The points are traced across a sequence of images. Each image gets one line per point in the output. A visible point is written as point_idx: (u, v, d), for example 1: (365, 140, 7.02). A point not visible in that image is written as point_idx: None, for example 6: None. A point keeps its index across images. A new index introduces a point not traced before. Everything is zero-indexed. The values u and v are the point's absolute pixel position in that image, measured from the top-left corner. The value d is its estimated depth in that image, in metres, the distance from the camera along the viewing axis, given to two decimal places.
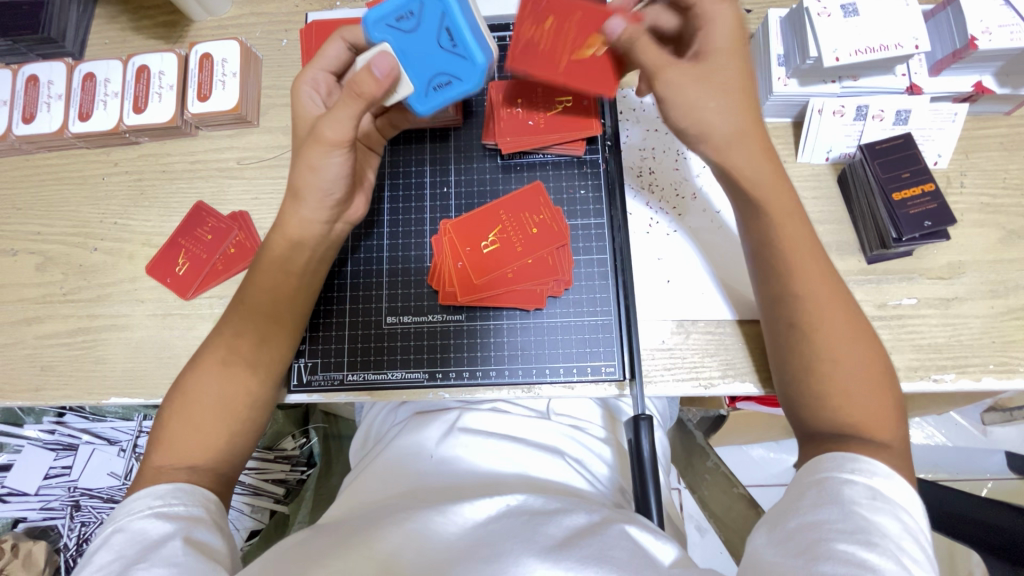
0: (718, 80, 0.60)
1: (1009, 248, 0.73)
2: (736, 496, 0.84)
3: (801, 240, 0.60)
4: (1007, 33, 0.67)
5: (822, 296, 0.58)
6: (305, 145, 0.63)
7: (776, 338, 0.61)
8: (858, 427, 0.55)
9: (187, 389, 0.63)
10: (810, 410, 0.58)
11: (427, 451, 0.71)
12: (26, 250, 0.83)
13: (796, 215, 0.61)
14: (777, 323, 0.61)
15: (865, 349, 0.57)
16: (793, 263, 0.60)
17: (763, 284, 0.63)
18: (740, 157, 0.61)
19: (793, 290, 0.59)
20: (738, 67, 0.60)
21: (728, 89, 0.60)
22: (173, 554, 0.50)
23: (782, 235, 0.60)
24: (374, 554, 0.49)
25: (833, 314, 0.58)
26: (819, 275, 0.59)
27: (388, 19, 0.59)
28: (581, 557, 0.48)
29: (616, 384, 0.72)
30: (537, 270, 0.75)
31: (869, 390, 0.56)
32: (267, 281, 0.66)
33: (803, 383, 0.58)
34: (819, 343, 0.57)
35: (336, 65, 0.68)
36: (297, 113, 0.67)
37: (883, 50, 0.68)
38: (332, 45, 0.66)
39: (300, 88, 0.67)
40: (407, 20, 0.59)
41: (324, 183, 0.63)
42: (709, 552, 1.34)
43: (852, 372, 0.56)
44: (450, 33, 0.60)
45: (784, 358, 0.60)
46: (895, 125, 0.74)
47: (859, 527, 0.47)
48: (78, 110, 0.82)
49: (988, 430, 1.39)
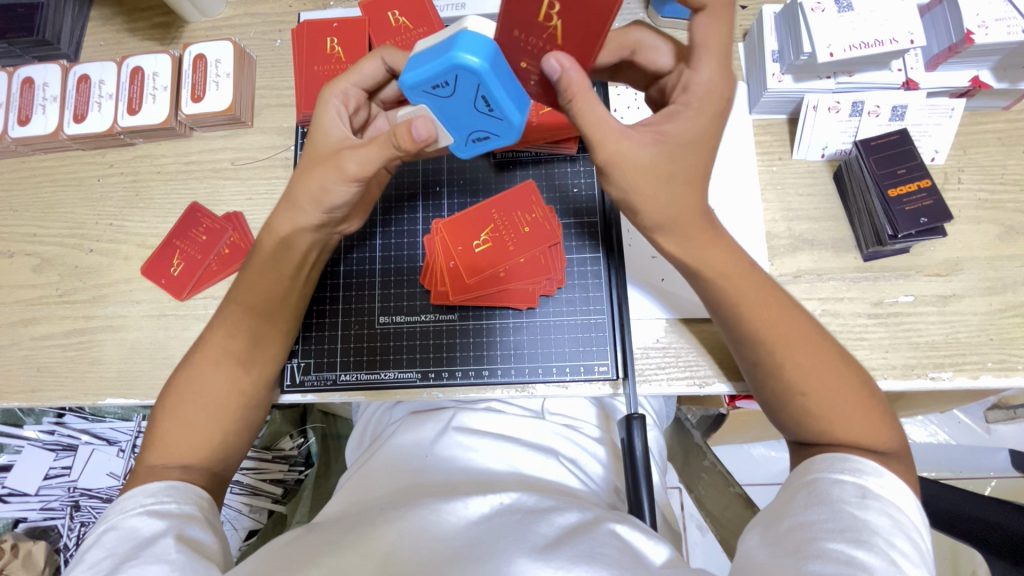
0: (667, 163, 0.54)
1: (1007, 244, 0.73)
2: (732, 496, 0.83)
3: (756, 289, 0.58)
4: (1004, 27, 0.67)
5: (784, 334, 0.57)
6: (318, 162, 0.62)
7: (748, 374, 0.60)
8: (851, 444, 0.53)
9: (179, 388, 0.63)
10: (797, 426, 0.56)
11: (421, 451, 0.71)
12: (24, 251, 0.83)
13: (743, 272, 0.58)
14: (748, 364, 0.59)
15: (841, 371, 0.56)
16: (747, 310, 0.58)
17: (725, 328, 0.60)
18: (674, 240, 0.57)
19: (752, 333, 0.58)
20: (694, 155, 0.55)
21: (676, 174, 0.54)
22: (165, 551, 0.50)
23: (737, 290, 0.58)
24: (368, 552, 0.49)
25: (800, 343, 0.56)
26: (777, 302, 0.58)
27: (424, 86, 0.53)
28: (572, 556, 0.48)
29: (610, 384, 0.72)
30: (530, 270, 0.74)
31: (853, 409, 0.54)
32: (259, 283, 0.66)
33: (785, 408, 0.57)
34: (793, 378, 0.56)
35: (369, 83, 0.66)
36: (319, 123, 0.64)
37: (877, 46, 0.67)
38: (371, 63, 0.65)
39: (328, 99, 0.64)
40: (443, 88, 0.53)
41: (330, 205, 0.62)
42: (708, 552, 1.33)
43: (830, 393, 0.55)
44: (487, 101, 0.54)
45: (759, 391, 0.58)
46: (891, 121, 0.73)
47: (849, 524, 0.47)
48: (73, 112, 0.82)
49: (992, 428, 1.38)
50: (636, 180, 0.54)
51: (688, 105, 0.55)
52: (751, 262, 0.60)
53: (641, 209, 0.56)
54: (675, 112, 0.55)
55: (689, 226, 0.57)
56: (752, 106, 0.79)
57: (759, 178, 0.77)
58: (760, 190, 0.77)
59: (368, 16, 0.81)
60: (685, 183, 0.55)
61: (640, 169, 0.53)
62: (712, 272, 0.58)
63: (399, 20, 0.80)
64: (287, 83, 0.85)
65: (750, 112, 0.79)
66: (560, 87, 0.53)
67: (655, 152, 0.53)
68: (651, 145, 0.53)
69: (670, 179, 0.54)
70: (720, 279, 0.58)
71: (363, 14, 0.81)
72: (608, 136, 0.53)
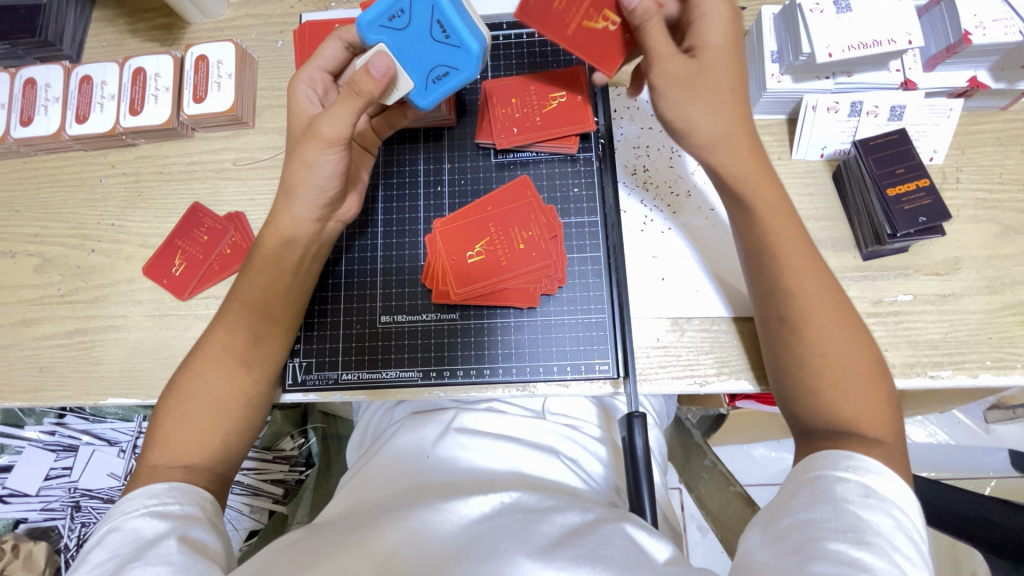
0: (710, 72, 0.60)
1: (1005, 244, 0.73)
2: (732, 495, 0.84)
3: (793, 235, 0.60)
4: (1001, 27, 0.67)
5: (814, 293, 0.58)
6: (300, 142, 0.63)
7: (769, 333, 0.61)
8: (852, 422, 0.54)
9: (181, 387, 0.63)
10: (803, 401, 0.58)
11: (422, 451, 0.71)
12: (25, 251, 0.83)
13: (784, 208, 0.61)
14: (770, 320, 0.61)
15: (857, 341, 0.57)
16: (781, 254, 0.60)
17: (753, 276, 0.63)
18: (725, 154, 0.61)
19: (783, 281, 0.59)
20: (732, 60, 0.60)
21: (719, 84, 0.60)
22: (167, 553, 0.50)
23: (773, 229, 0.60)
24: (370, 552, 0.49)
25: (826, 305, 0.58)
26: (807, 258, 0.60)
27: (381, 20, 0.61)
28: (575, 557, 0.48)
29: (611, 383, 0.73)
30: (533, 265, 0.74)
31: (861, 385, 0.56)
32: (260, 280, 0.66)
33: (795, 379, 0.58)
34: (811, 341, 0.57)
35: (333, 65, 0.67)
36: (293, 111, 0.67)
37: (876, 46, 0.68)
38: (330, 46, 0.66)
39: (296, 86, 0.67)
40: (399, 19, 0.60)
41: (319, 181, 0.63)
42: (709, 552, 1.34)
43: (845, 367, 0.56)
44: (441, 26, 0.60)
45: (778, 352, 0.60)
46: (890, 121, 0.74)
47: (852, 525, 0.47)
48: (75, 113, 0.83)
49: (991, 427, 1.38)
50: (687, 94, 0.61)
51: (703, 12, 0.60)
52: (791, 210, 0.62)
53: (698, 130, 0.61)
54: (699, 20, 0.60)
55: (739, 140, 0.61)
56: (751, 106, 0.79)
57: None
58: None
59: None
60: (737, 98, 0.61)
61: (715, 98, 0.60)
62: (760, 200, 0.61)
63: None
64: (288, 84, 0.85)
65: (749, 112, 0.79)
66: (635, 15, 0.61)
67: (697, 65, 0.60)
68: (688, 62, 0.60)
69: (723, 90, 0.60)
70: (764, 212, 0.61)
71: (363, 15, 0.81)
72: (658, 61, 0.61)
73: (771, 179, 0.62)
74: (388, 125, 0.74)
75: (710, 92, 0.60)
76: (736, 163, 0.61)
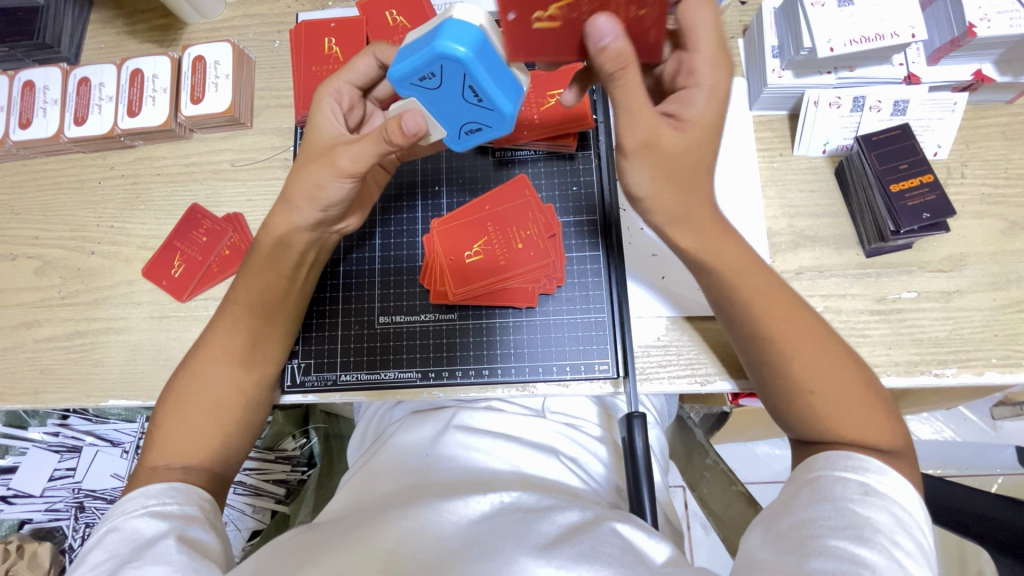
0: (695, 152, 0.55)
1: (1011, 240, 0.72)
2: (735, 494, 0.83)
3: (764, 287, 0.58)
4: (1006, 19, 0.66)
5: (793, 330, 0.56)
6: (312, 160, 0.62)
7: (751, 370, 0.60)
8: (856, 440, 0.53)
9: (179, 388, 0.63)
10: (800, 422, 0.56)
11: (422, 450, 0.71)
12: (26, 254, 0.83)
13: (750, 268, 0.59)
14: (752, 360, 0.59)
15: (847, 365, 0.56)
16: (753, 305, 0.58)
17: (729, 325, 0.60)
18: (686, 230, 0.58)
19: (760, 328, 0.57)
20: (718, 141, 0.56)
21: (696, 162, 0.55)
22: (166, 553, 0.50)
23: (738, 284, 0.58)
24: (369, 552, 0.48)
25: (808, 340, 0.56)
26: (774, 296, 0.58)
27: (410, 78, 0.51)
28: (573, 555, 0.47)
29: (611, 382, 0.72)
30: (532, 271, 0.74)
31: (860, 407, 0.54)
32: (257, 281, 0.66)
33: (788, 406, 0.57)
34: (801, 375, 0.55)
35: (362, 80, 0.66)
36: (314, 122, 0.64)
37: (879, 40, 0.67)
38: (363, 61, 0.65)
39: (322, 100, 0.64)
40: (430, 80, 0.51)
41: (324, 202, 0.62)
42: (713, 550, 1.33)
43: (838, 392, 0.55)
44: (474, 91, 0.52)
45: (765, 387, 0.58)
46: (892, 116, 0.72)
47: (851, 522, 0.46)
48: (73, 115, 0.83)
49: (998, 424, 1.37)
50: (664, 170, 0.54)
51: (700, 81, 0.55)
52: (754, 255, 0.60)
53: (655, 204, 0.57)
54: (688, 95, 0.55)
55: (695, 216, 0.58)
56: (752, 102, 0.78)
57: (760, 174, 0.77)
58: (761, 186, 0.76)
59: (365, 16, 0.81)
60: (702, 171, 0.56)
61: (683, 171, 0.55)
62: (720, 263, 0.58)
63: (397, 20, 0.80)
64: (286, 84, 0.85)
65: (751, 108, 0.78)
66: (608, 56, 0.49)
67: (681, 140, 0.54)
68: (677, 135, 0.54)
69: (692, 167, 0.55)
70: (730, 272, 0.58)
71: (360, 13, 0.81)
72: (641, 118, 0.52)
73: (730, 238, 0.59)
74: (411, 151, 0.72)
75: (685, 171, 0.55)
76: (694, 228, 0.58)
